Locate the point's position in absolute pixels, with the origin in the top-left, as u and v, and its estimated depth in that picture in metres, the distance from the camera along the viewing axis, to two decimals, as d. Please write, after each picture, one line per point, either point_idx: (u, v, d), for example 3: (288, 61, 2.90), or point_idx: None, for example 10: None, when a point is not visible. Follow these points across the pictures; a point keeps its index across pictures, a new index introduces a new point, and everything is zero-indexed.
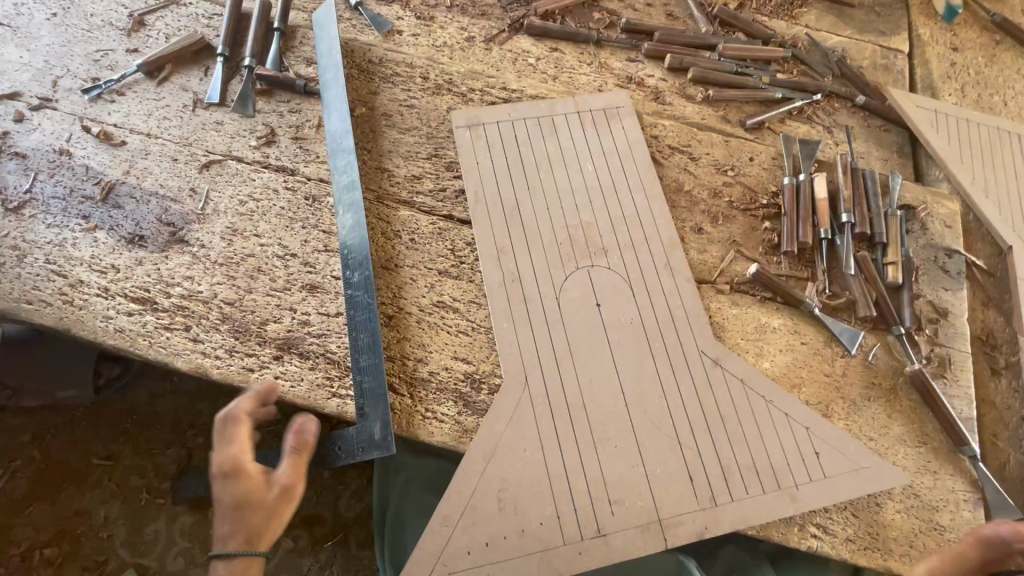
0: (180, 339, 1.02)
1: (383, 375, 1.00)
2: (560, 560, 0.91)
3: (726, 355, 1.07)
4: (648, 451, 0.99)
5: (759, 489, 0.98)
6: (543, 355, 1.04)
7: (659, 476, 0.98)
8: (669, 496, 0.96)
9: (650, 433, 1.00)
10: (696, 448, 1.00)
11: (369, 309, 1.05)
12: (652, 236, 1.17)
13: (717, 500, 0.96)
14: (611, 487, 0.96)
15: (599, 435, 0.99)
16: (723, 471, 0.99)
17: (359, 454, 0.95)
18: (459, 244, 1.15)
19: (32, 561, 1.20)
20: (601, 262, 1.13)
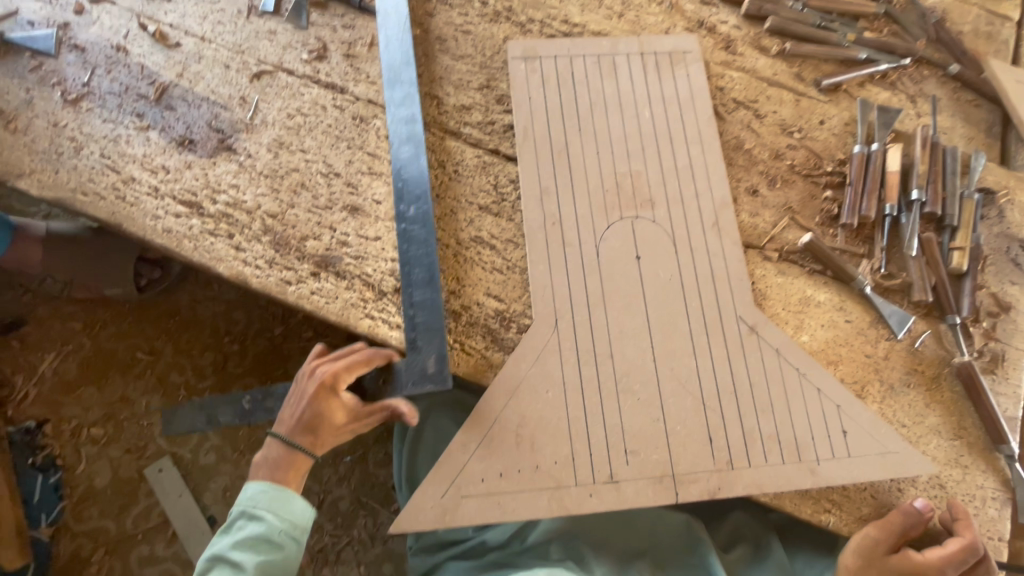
0: (224, 246, 1.04)
1: (438, 311, 0.98)
2: (570, 499, 0.93)
3: (765, 323, 1.03)
4: (671, 408, 0.98)
5: (779, 459, 0.96)
6: (576, 303, 1.03)
7: (679, 433, 0.97)
8: (686, 454, 0.96)
9: (675, 391, 0.99)
10: (720, 412, 0.98)
11: (424, 244, 1.03)
12: (704, 193, 1.11)
13: (734, 464, 0.96)
14: (628, 437, 0.96)
15: (623, 386, 0.99)
16: (745, 437, 0.97)
17: (411, 385, 0.93)
18: (502, 181, 1.12)
19: (81, 437, 1.30)
20: (647, 215, 1.09)
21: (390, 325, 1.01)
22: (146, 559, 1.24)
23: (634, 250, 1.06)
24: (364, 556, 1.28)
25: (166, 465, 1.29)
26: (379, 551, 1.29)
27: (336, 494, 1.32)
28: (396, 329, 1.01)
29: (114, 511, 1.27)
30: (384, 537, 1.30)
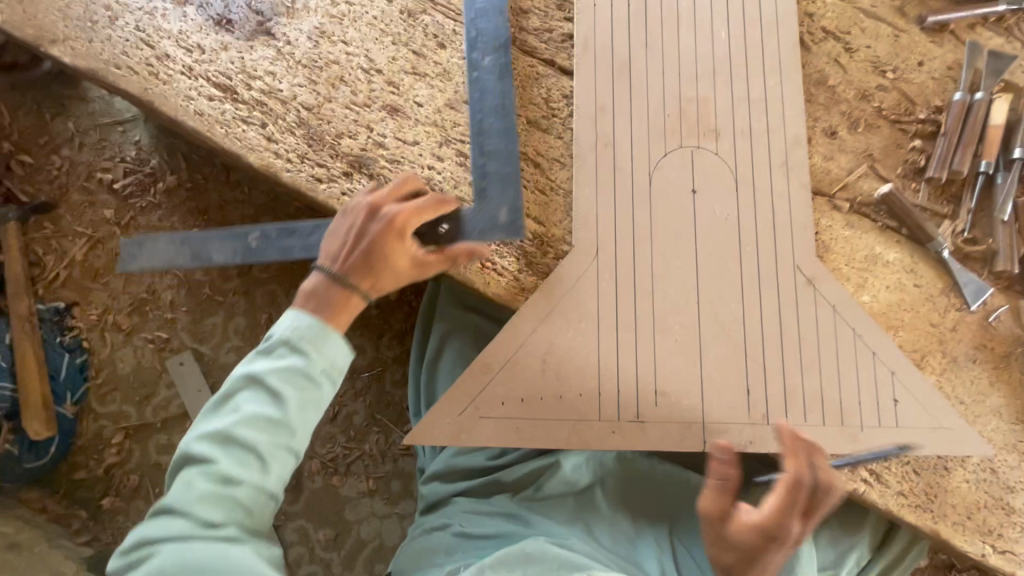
0: (256, 135, 0.99)
1: (512, 160, 0.94)
2: (591, 433, 0.89)
3: (826, 276, 0.94)
4: (710, 354, 0.92)
5: (819, 420, 0.90)
6: (620, 232, 0.95)
7: (714, 380, 0.91)
8: (720, 403, 0.90)
9: (716, 336, 0.92)
10: (762, 363, 0.92)
11: (500, 95, 0.97)
12: (776, 128, 1.00)
13: (770, 419, 0.90)
14: (660, 378, 0.91)
15: (661, 325, 0.92)
16: (785, 393, 0.91)
17: (481, 231, 0.90)
18: (553, 95, 1.03)
19: (107, 323, 1.32)
20: (709, 146, 0.99)
21: None
22: (164, 447, 1.27)
23: (690, 183, 0.97)
24: (373, 471, 1.29)
25: (187, 359, 1.30)
26: (389, 468, 1.29)
27: (350, 408, 1.31)
28: None
29: (136, 398, 1.29)
30: (395, 455, 1.30)
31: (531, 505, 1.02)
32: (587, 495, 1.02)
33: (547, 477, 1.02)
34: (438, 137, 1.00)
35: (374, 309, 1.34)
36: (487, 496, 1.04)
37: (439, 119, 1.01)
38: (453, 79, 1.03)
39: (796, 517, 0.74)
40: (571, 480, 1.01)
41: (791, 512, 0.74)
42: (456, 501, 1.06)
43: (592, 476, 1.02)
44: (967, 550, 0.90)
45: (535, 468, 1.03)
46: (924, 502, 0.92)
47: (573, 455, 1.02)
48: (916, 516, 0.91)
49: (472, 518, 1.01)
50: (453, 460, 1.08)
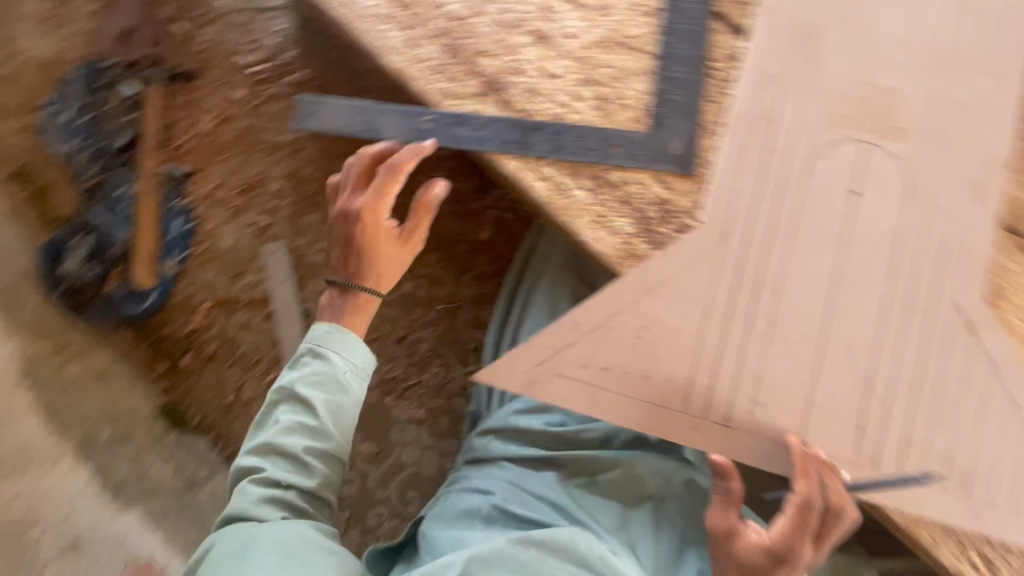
0: (398, 37, 0.96)
1: (697, 94, 0.91)
2: (669, 423, 0.82)
3: (990, 325, 0.80)
4: (825, 376, 0.82)
5: (937, 483, 0.79)
6: (757, 220, 0.85)
7: (823, 406, 0.81)
8: (823, 432, 0.81)
9: (837, 359, 0.82)
10: (884, 402, 0.81)
11: (698, 22, 0.93)
12: (976, 141, 0.84)
13: (877, 464, 0.80)
14: (762, 388, 0.82)
15: (777, 331, 0.83)
16: (904, 442, 0.80)
17: (652, 157, 0.89)
18: (718, 53, 0.92)
19: (218, 198, 1.39)
20: (887, 145, 0.85)
21: (540, 175, 0.91)
22: (242, 325, 1.35)
23: (853, 183, 0.85)
24: (426, 401, 1.30)
25: (279, 250, 1.36)
26: (441, 403, 1.29)
27: (418, 336, 1.30)
28: (545, 181, 0.91)
29: (229, 274, 1.36)
30: (450, 392, 1.29)
31: (578, 497, 0.96)
32: (644, 506, 0.96)
33: (606, 473, 0.98)
34: (580, 74, 0.93)
35: (464, 245, 1.31)
36: (535, 472, 1.01)
37: (586, 55, 0.93)
38: (612, 16, 0.94)
39: (804, 542, 0.81)
40: (631, 486, 0.97)
41: (800, 536, 0.81)
42: (503, 465, 1.03)
43: (656, 488, 0.97)
44: None
45: (597, 461, 1.00)
46: None
47: (643, 461, 0.98)
48: None
49: (515, 488, 0.98)
50: (514, 419, 1.04)
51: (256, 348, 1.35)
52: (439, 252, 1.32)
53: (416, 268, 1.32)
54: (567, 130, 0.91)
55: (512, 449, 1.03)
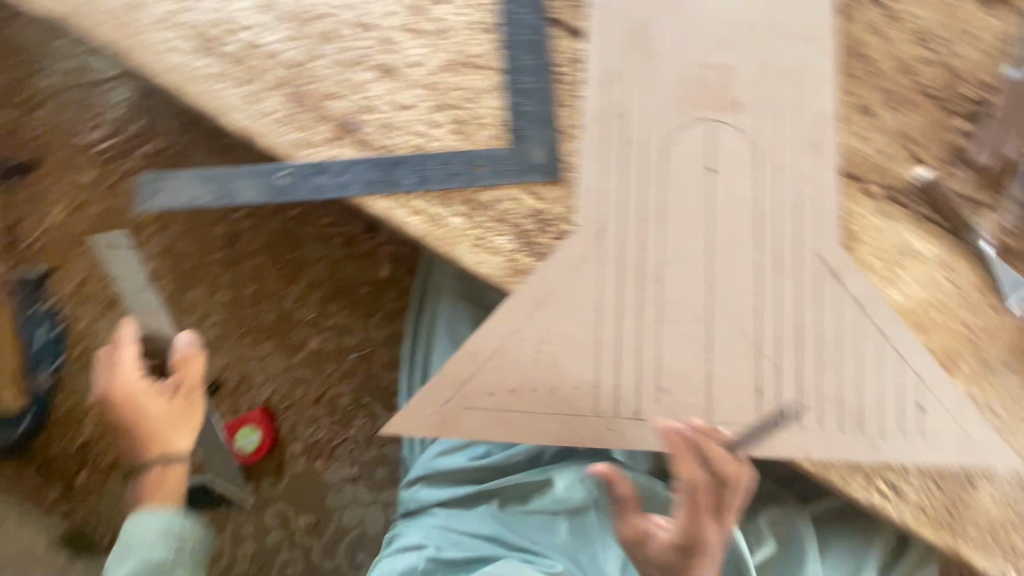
0: (237, 94, 0.91)
1: (549, 103, 0.91)
2: (586, 429, 0.83)
3: (851, 268, 0.86)
4: (718, 348, 0.84)
5: (835, 425, 0.83)
6: (626, 213, 0.87)
7: (721, 378, 0.84)
8: (727, 402, 0.84)
9: (725, 331, 0.85)
10: (774, 360, 0.84)
11: (536, 31, 0.94)
12: (806, 100, 0.90)
13: (781, 420, 0.83)
14: (663, 372, 0.84)
15: (666, 316, 0.85)
16: (798, 394, 0.84)
17: (518, 172, 0.89)
18: (561, 59, 0.93)
19: (93, 292, 1.29)
20: (728, 120, 0.89)
21: (411, 210, 0.89)
22: None
23: (707, 161, 0.88)
24: (358, 456, 1.25)
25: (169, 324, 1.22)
26: (374, 454, 1.25)
27: (336, 390, 1.25)
28: (417, 215, 0.89)
29: None
30: (380, 440, 1.25)
31: (511, 522, 0.98)
32: (579, 515, 0.98)
33: (537, 492, 0.99)
34: (433, 101, 0.91)
35: (364, 287, 1.27)
36: (466, 509, 1.00)
37: (435, 81, 0.92)
38: (452, 38, 0.93)
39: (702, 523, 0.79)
40: (563, 499, 0.98)
41: (697, 518, 0.79)
42: (434, 512, 1.01)
43: (587, 495, 0.98)
44: (986, 571, 0.83)
45: (525, 484, 0.99)
46: (943, 518, 0.85)
47: (567, 473, 0.98)
48: (932, 531, 0.84)
49: (449, 533, 0.98)
50: (435, 463, 1.01)
51: None
52: (341, 299, 1.27)
53: (319, 321, 1.27)
54: (429, 160, 0.90)
55: (440, 494, 1.01)
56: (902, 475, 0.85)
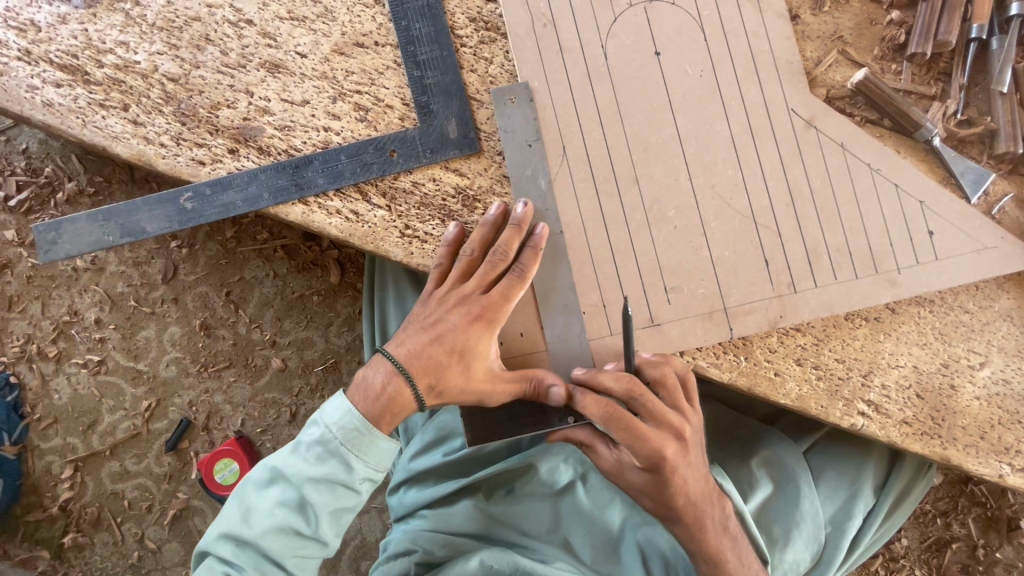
0: (119, 121, 0.84)
1: (454, 70, 0.85)
2: (607, 351, 0.81)
3: (825, 112, 0.83)
4: (714, 231, 0.82)
5: (851, 273, 0.81)
6: (586, 121, 0.83)
7: (727, 260, 0.81)
8: (739, 281, 0.81)
9: (719, 211, 0.82)
10: (775, 227, 0.82)
11: None
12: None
13: (797, 286, 0.81)
14: (667, 272, 0.81)
15: (656, 215, 0.82)
16: (807, 255, 0.82)
17: (433, 150, 0.83)
18: (458, 19, 0.86)
19: (31, 353, 1.19)
20: None
21: (328, 211, 0.83)
22: (118, 475, 1.19)
23: (652, 46, 0.83)
24: None
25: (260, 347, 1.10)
26: None
27: (309, 406, 1.22)
28: (335, 216, 0.83)
29: (80, 428, 1.19)
30: None
31: (499, 515, 0.95)
32: (567, 496, 0.96)
33: (521, 480, 0.97)
34: (330, 91, 0.85)
35: (314, 297, 1.22)
36: (450, 506, 0.97)
37: (328, 69, 0.85)
38: (337, 19, 0.86)
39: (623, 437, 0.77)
40: (548, 481, 0.96)
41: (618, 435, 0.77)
42: (423, 514, 0.98)
43: (572, 472, 0.97)
44: (981, 473, 0.81)
45: (509, 471, 0.97)
46: (930, 427, 0.82)
47: (549, 456, 0.97)
48: (922, 445, 0.81)
49: (438, 535, 0.94)
50: (413, 465, 1.00)
51: (144, 495, 1.19)
52: (294, 312, 1.22)
53: (277, 339, 1.21)
54: (337, 154, 0.83)
55: (425, 495, 0.98)
56: (927, 308, 0.83)
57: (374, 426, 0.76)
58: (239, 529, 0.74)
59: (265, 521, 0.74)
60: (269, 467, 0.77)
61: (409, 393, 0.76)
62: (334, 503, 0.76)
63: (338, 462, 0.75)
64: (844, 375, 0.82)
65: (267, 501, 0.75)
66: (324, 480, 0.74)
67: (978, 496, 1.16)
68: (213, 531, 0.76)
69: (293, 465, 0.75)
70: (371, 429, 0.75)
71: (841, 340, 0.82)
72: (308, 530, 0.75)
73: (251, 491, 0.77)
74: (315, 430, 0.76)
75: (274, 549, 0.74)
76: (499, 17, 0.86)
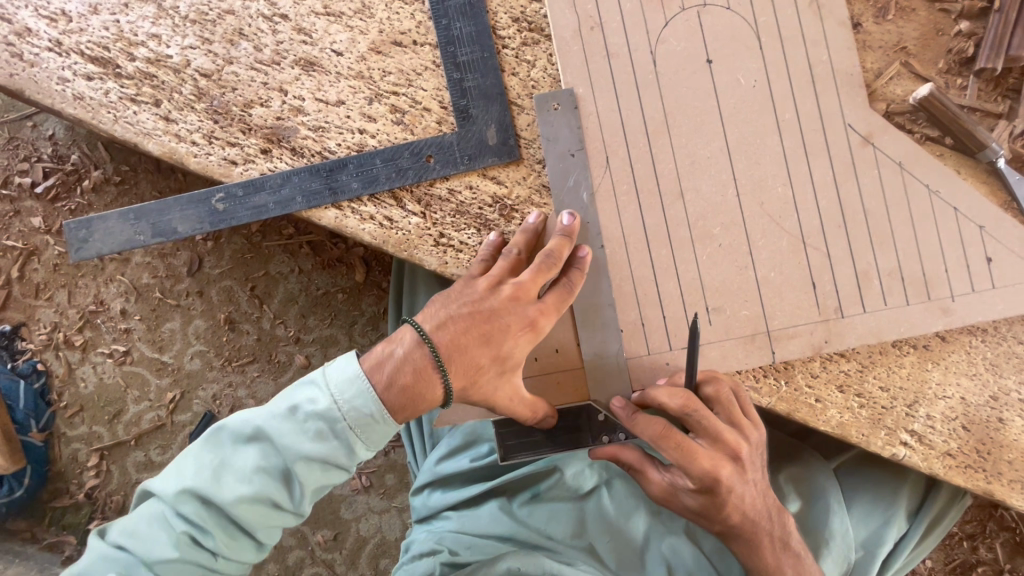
0: (150, 116, 0.82)
1: (494, 73, 0.81)
2: (641, 371, 0.79)
3: (885, 128, 0.78)
4: (761, 250, 0.78)
5: (902, 299, 0.78)
6: (631, 131, 0.79)
7: (773, 281, 0.78)
8: (784, 305, 0.78)
9: (766, 230, 0.79)
10: (824, 248, 0.79)
11: None
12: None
13: (844, 311, 0.78)
14: (709, 292, 0.79)
15: (700, 232, 0.79)
16: (857, 278, 0.78)
17: (472, 157, 0.81)
18: (500, 19, 0.83)
19: (58, 341, 1.20)
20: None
21: (362, 216, 0.81)
22: (143, 464, 1.20)
23: (704, 52, 0.79)
24: (365, 466, 1.24)
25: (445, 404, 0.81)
26: (381, 462, 1.25)
27: None
28: (369, 221, 0.81)
29: (106, 417, 1.20)
30: (385, 448, 1.24)
31: (524, 518, 0.91)
32: (592, 502, 0.92)
33: (547, 483, 0.93)
34: (366, 92, 0.82)
35: (339, 294, 1.21)
36: (476, 509, 0.94)
37: (364, 68, 0.82)
38: (375, 15, 0.83)
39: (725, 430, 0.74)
40: (574, 486, 0.93)
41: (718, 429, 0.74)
42: (447, 517, 0.95)
43: (597, 479, 0.93)
44: None
45: (533, 474, 0.94)
46: (975, 460, 0.79)
47: (574, 460, 0.93)
48: (964, 478, 0.79)
49: (463, 537, 0.91)
50: (439, 469, 0.97)
51: None
52: (320, 310, 1.21)
53: (301, 336, 1.21)
54: (372, 158, 0.81)
55: (450, 496, 0.96)
56: (980, 338, 0.79)
57: (390, 413, 0.66)
58: (208, 490, 0.64)
59: (241, 486, 0.65)
60: (254, 424, 0.66)
61: (438, 386, 0.69)
62: (321, 481, 0.67)
63: (338, 444, 0.65)
64: (888, 404, 0.79)
65: (245, 462, 0.65)
66: (318, 460, 0.65)
67: (1007, 521, 1.15)
68: (173, 480, 0.66)
69: (285, 434, 0.65)
70: (385, 420, 0.66)
71: (887, 367, 0.79)
72: (287, 503, 0.67)
73: (228, 442, 0.67)
74: (319, 401, 0.66)
75: (245, 518, 0.66)
76: (543, 17, 0.82)
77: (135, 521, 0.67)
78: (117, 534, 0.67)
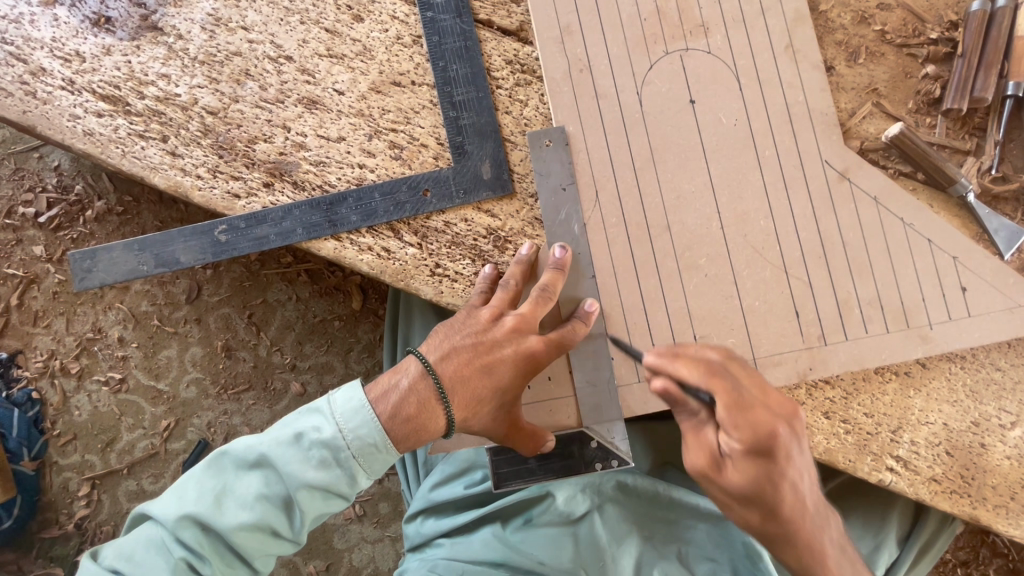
0: (157, 151, 0.85)
1: (489, 112, 0.85)
2: (633, 398, 0.81)
3: (859, 164, 0.83)
4: (746, 280, 0.81)
5: (882, 327, 0.81)
6: (619, 165, 0.83)
7: (758, 310, 0.81)
8: (768, 333, 0.81)
9: (750, 260, 0.82)
10: (806, 277, 0.82)
11: (462, 36, 0.87)
12: (771, 7, 0.85)
13: (827, 339, 0.81)
14: (697, 321, 0.81)
15: (686, 262, 0.82)
16: (838, 306, 0.81)
17: (467, 191, 0.84)
18: (494, 61, 0.87)
19: (54, 369, 1.20)
20: (699, 44, 0.85)
21: (360, 247, 0.83)
22: (134, 494, 1.20)
23: (687, 93, 0.84)
24: (359, 494, 1.24)
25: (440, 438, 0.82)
26: (375, 490, 1.24)
27: None
28: (367, 252, 0.83)
29: (98, 446, 1.20)
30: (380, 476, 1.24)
31: (517, 544, 0.91)
32: (584, 528, 0.91)
33: (540, 508, 0.93)
34: (366, 128, 0.86)
35: (336, 321, 1.23)
36: (470, 535, 0.94)
37: (365, 106, 0.86)
38: (376, 57, 0.87)
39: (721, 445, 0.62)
40: (565, 512, 0.92)
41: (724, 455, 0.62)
42: (441, 544, 0.95)
43: (589, 503, 0.92)
44: (1012, 535, 0.80)
45: (526, 498, 0.94)
46: (961, 486, 0.81)
47: (565, 485, 0.92)
48: (950, 503, 0.80)
49: (455, 563, 0.91)
50: (433, 495, 0.98)
51: None
52: (316, 336, 1.22)
53: (297, 363, 1.22)
54: (371, 192, 0.84)
55: (444, 523, 0.96)
56: (959, 364, 0.82)
57: (393, 442, 0.68)
58: (209, 516, 0.65)
59: (242, 513, 0.66)
60: (258, 451, 0.67)
61: (441, 415, 0.71)
62: (321, 509, 0.68)
63: (341, 472, 0.67)
64: (873, 430, 0.81)
65: (247, 488, 0.67)
66: (320, 488, 0.66)
67: (999, 547, 1.16)
68: (171, 506, 0.67)
69: (289, 462, 0.66)
70: (387, 449, 0.68)
71: (870, 394, 0.82)
72: (286, 532, 0.68)
73: (230, 468, 0.68)
74: (324, 428, 0.67)
75: (244, 545, 0.66)
76: (536, 60, 0.87)
77: (131, 546, 0.67)
78: (112, 558, 0.67)
